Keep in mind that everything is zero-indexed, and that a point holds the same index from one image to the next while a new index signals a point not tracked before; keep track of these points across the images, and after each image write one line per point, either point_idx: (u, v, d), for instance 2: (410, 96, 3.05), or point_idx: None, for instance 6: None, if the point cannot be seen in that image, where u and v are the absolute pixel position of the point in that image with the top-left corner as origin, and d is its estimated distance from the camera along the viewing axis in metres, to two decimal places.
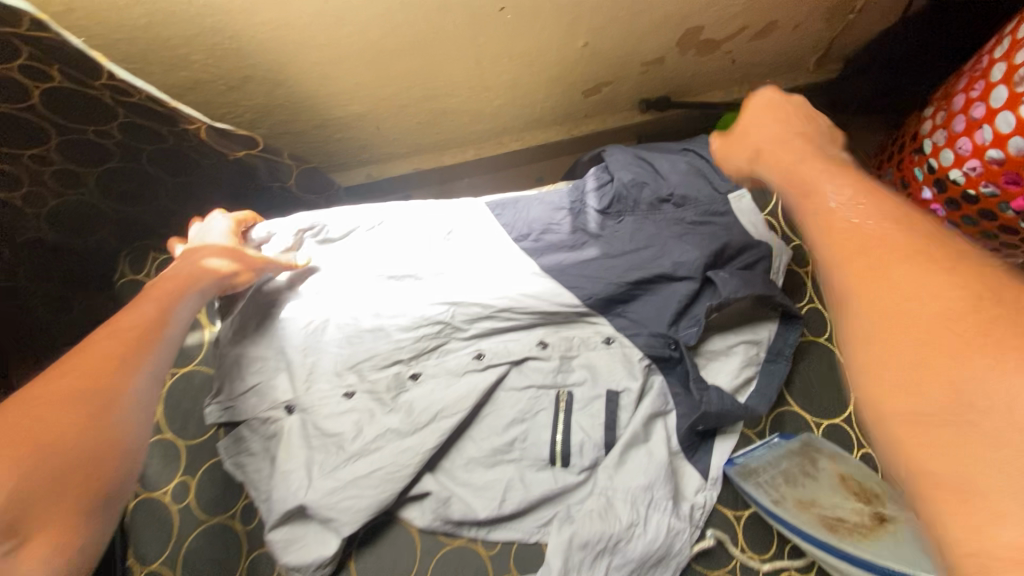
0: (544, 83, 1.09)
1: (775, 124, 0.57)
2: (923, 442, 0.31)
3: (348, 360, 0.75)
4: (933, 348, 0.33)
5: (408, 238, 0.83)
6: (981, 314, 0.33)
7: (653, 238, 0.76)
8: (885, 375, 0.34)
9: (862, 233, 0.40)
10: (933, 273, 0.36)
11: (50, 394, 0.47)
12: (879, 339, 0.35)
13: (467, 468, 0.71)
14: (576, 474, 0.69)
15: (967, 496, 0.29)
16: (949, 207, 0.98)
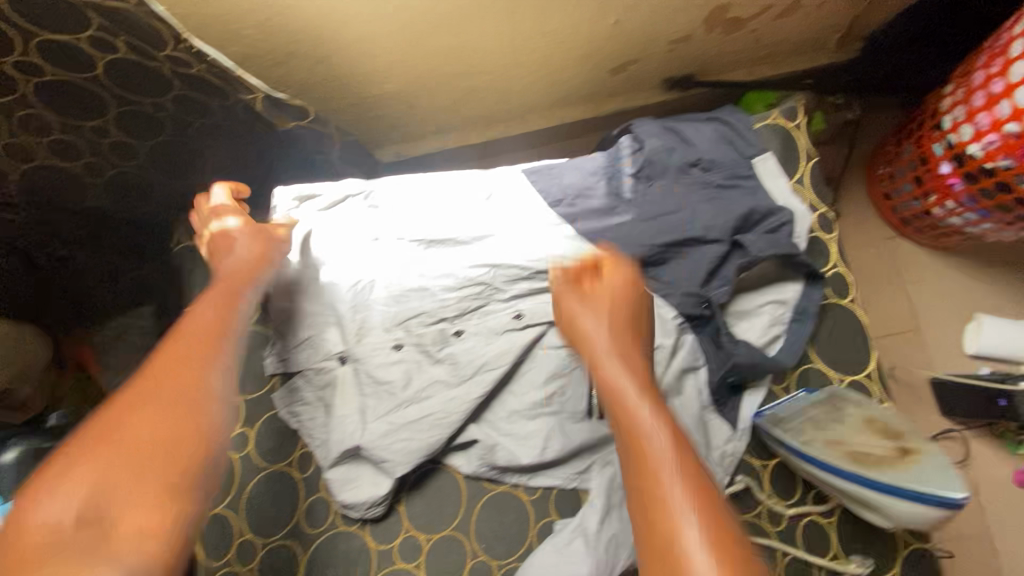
0: (572, 61, 1.12)
1: (612, 280, 0.64)
2: None
3: (395, 316, 0.80)
4: (681, 535, 0.42)
5: (448, 201, 0.86)
6: (712, 509, 0.44)
7: (682, 202, 0.79)
8: (654, 555, 0.43)
9: (647, 441, 0.49)
10: (689, 478, 0.46)
11: (138, 399, 0.52)
12: (658, 507, 0.45)
13: (510, 420, 0.76)
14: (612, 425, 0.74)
15: None
16: (966, 180, 1.02)
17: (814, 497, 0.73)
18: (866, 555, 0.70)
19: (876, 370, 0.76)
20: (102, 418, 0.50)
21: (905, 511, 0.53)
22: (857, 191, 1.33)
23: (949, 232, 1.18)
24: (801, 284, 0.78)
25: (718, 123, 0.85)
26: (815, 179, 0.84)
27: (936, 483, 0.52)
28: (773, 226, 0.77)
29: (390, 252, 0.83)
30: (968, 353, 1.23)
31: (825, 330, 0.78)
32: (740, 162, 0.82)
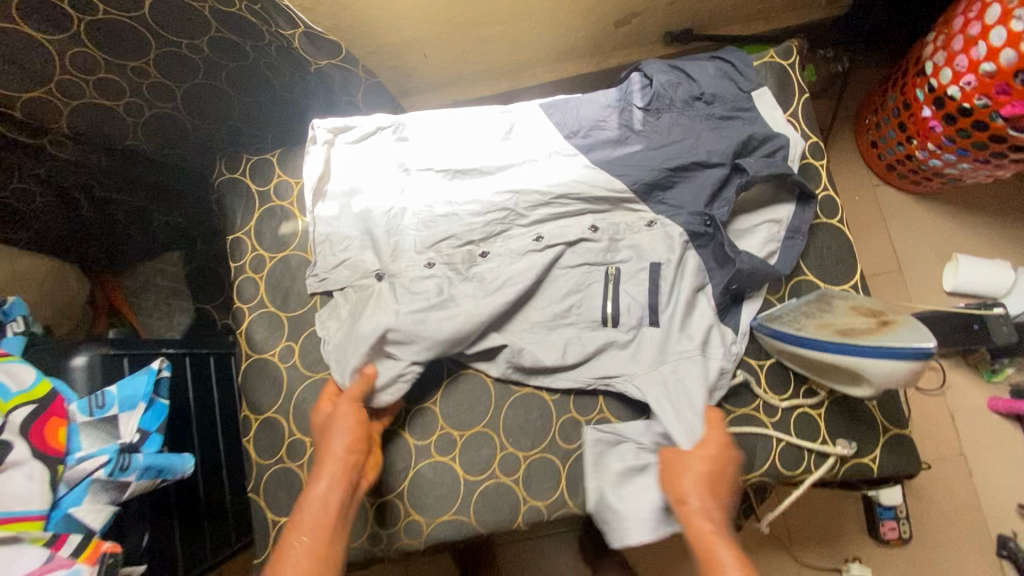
0: (580, 13, 1.18)
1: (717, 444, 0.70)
2: None
3: (426, 240, 0.87)
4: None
5: (471, 132, 0.91)
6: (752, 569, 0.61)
7: (688, 131, 0.86)
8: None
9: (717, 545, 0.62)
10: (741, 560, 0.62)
11: (317, 496, 0.69)
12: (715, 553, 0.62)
13: (532, 329, 0.84)
14: (626, 331, 0.81)
15: None
16: (946, 122, 1.10)
17: (806, 391, 0.82)
18: (853, 439, 0.79)
19: (859, 280, 0.85)
20: (296, 519, 0.67)
21: (883, 369, 0.62)
22: (845, 141, 1.41)
23: (931, 175, 1.26)
24: (793, 205, 0.85)
25: (719, 61, 0.91)
26: (807, 112, 0.91)
27: (908, 340, 0.60)
28: (768, 151, 0.85)
29: (419, 184, 0.90)
30: (944, 290, 1.33)
31: (816, 246, 0.87)
32: (740, 95, 0.88)
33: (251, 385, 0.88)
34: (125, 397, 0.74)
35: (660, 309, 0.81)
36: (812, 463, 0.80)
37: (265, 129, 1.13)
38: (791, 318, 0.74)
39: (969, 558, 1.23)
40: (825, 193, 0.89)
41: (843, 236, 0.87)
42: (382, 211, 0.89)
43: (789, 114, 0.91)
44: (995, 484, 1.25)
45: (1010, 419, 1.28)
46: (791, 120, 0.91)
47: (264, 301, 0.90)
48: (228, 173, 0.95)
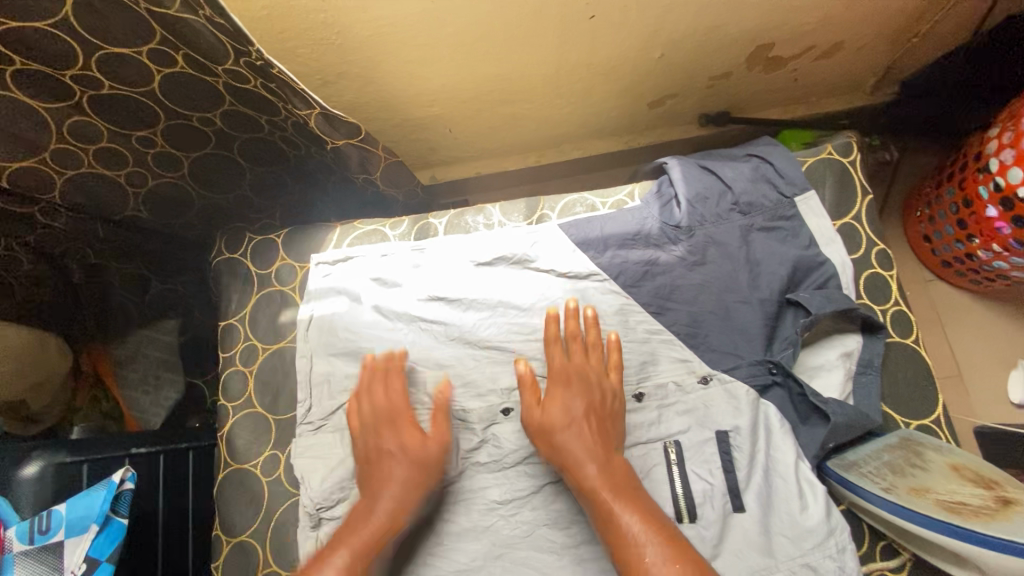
0: (616, 93, 1.13)
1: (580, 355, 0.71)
2: (591, 476, 0.61)
3: (438, 387, 0.76)
4: (580, 459, 0.63)
5: (498, 243, 0.81)
6: (602, 437, 0.65)
7: (729, 255, 0.77)
8: (575, 449, 0.63)
9: (562, 433, 0.65)
10: (596, 436, 0.64)
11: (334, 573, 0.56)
12: (563, 443, 0.64)
13: (575, 527, 0.70)
14: (706, 528, 0.65)
15: (587, 478, 0.61)
16: (1015, 224, 1.00)
17: (884, 552, 0.68)
18: None
19: (942, 415, 0.72)
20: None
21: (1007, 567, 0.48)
22: (894, 232, 1.31)
23: (993, 277, 1.15)
24: (859, 335, 0.73)
25: (757, 160, 0.82)
26: (872, 215, 0.80)
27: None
28: (818, 282, 0.75)
29: (427, 309, 0.79)
30: (1010, 401, 1.20)
31: (888, 370, 0.74)
32: (781, 201, 0.79)
33: (227, 502, 0.76)
34: (74, 518, 0.65)
35: (742, 490, 0.66)
36: None
37: (274, 198, 1.06)
38: (872, 472, 0.61)
39: None
40: (895, 308, 0.76)
41: (919, 360, 0.75)
42: (381, 339, 0.77)
43: (849, 218, 0.80)
44: None
45: None
46: (852, 223, 0.80)
47: (251, 400, 0.79)
48: (227, 254, 0.86)
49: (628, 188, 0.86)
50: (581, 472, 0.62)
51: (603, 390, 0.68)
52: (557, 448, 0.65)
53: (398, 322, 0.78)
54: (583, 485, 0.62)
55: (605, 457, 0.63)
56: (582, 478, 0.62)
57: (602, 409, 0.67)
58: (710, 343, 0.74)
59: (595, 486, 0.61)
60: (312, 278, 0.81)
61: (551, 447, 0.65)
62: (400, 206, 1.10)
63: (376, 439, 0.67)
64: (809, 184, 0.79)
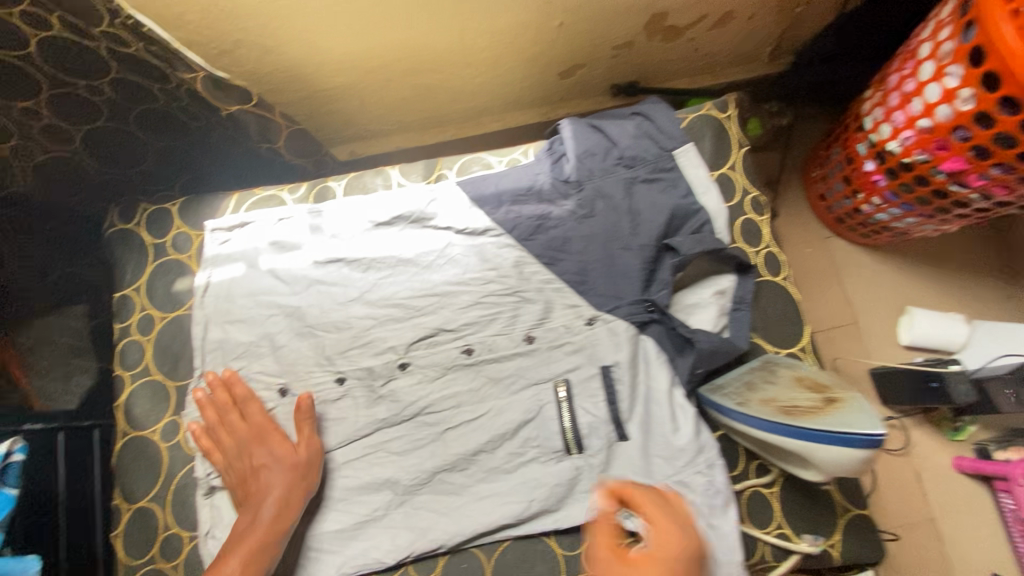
0: (523, 63, 1.16)
1: (660, 527, 0.54)
2: None
3: (337, 346, 0.78)
4: None
5: (397, 203, 0.82)
6: None
7: (614, 207, 0.82)
8: None
9: None
10: None
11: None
12: None
13: (474, 468, 0.73)
14: (593, 455, 0.72)
15: None
16: (889, 176, 1.09)
17: (757, 469, 0.74)
18: (818, 535, 0.70)
19: (807, 343, 0.79)
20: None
21: (827, 449, 0.56)
22: (795, 193, 1.40)
23: (879, 229, 1.25)
24: (733, 275, 0.79)
25: (640, 118, 0.87)
26: (746, 166, 0.86)
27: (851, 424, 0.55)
28: (695, 226, 0.81)
29: (326, 272, 0.80)
30: (901, 344, 1.30)
31: (760, 305, 0.81)
32: (662, 154, 0.84)
33: (127, 468, 0.77)
34: None
35: (625, 420, 0.73)
36: (768, 553, 0.71)
37: (184, 176, 1.02)
38: (732, 391, 0.67)
39: None
40: (766, 251, 0.83)
41: (788, 296, 0.81)
42: (279, 304, 0.79)
43: (724, 170, 0.86)
44: (966, 552, 1.20)
45: (978, 480, 1.23)
46: (728, 174, 0.86)
47: (150, 368, 0.80)
48: (120, 224, 0.86)
49: (523, 147, 0.90)
50: None
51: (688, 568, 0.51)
52: None
53: (295, 287, 0.80)
54: None
55: None
56: None
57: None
58: (595, 288, 0.80)
59: None
60: (207, 245, 0.82)
61: None
62: (313, 175, 1.12)
63: (249, 459, 0.71)
64: (687, 138, 0.85)
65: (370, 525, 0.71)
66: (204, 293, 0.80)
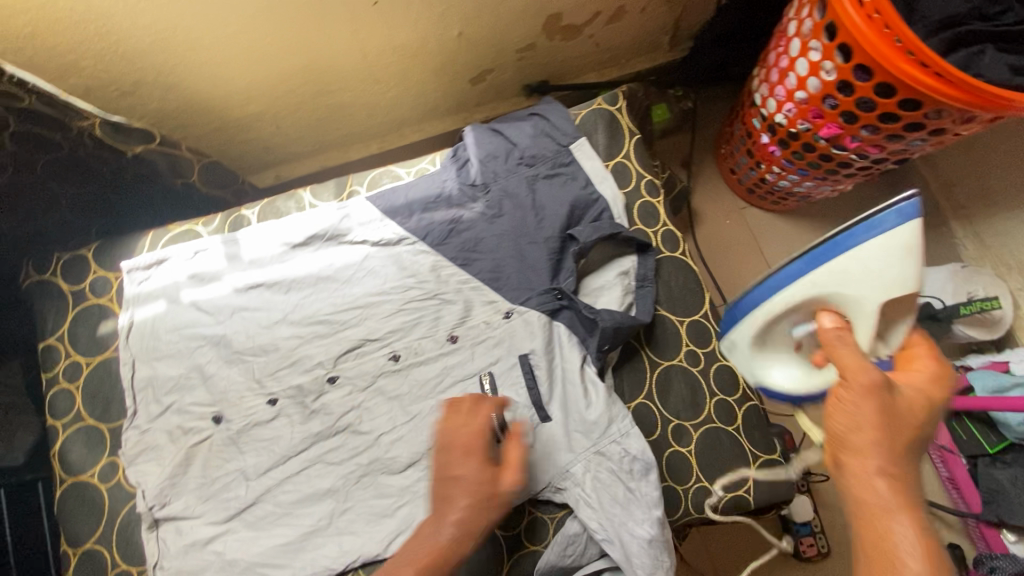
0: (432, 73, 1.19)
1: (918, 371, 0.59)
2: (873, 492, 0.51)
3: (267, 369, 0.81)
4: (855, 456, 0.53)
5: (310, 223, 0.85)
6: (897, 451, 0.53)
7: (519, 204, 0.87)
8: (853, 437, 0.53)
9: (856, 426, 0.53)
10: (888, 449, 0.52)
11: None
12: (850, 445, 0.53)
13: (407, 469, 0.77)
14: None
15: (861, 463, 0.53)
16: (782, 146, 1.17)
17: (672, 431, 0.81)
18: (732, 483, 0.79)
19: (708, 309, 0.87)
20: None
21: (872, 241, 0.61)
22: (710, 171, 1.48)
23: (784, 195, 1.33)
24: (635, 256, 0.87)
25: (537, 118, 0.92)
26: (639, 153, 0.93)
27: (897, 231, 0.60)
28: (595, 215, 0.87)
29: (248, 298, 0.83)
30: None
31: (663, 280, 0.88)
32: (560, 150, 0.90)
33: (69, 515, 0.78)
34: None
35: (545, 403, 0.79)
36: (691, 506, 0.79)
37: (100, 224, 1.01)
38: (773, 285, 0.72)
39: None
40: (663, 229, 0.90)
41: (687, 268, 0.89)
42: (204, 335, 0.81)
43: (620, 158, 0.92)
44: None
45: None
46: (623, 162, 0.92)
47: (81, 414, 0.82)
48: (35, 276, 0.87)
49: (430, 157, 0.93)
50: (857, 480, 0.52)
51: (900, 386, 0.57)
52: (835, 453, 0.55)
53: (219, 317, 0.82)
54: (846, 486, 0.54)
55: (886, 471, 0.52)
56: (853, 490, 0.53)
57: (909, 417, 0.55)
58: (509, 283, 0.85)
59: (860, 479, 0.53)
60: (125, 286, 0.83)
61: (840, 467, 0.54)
62: (231, 204, 1.12)
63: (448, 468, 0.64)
64: (580, 132, 0.91)
65: (316, 536, 0.74)
66: (131, 329, 0.82)
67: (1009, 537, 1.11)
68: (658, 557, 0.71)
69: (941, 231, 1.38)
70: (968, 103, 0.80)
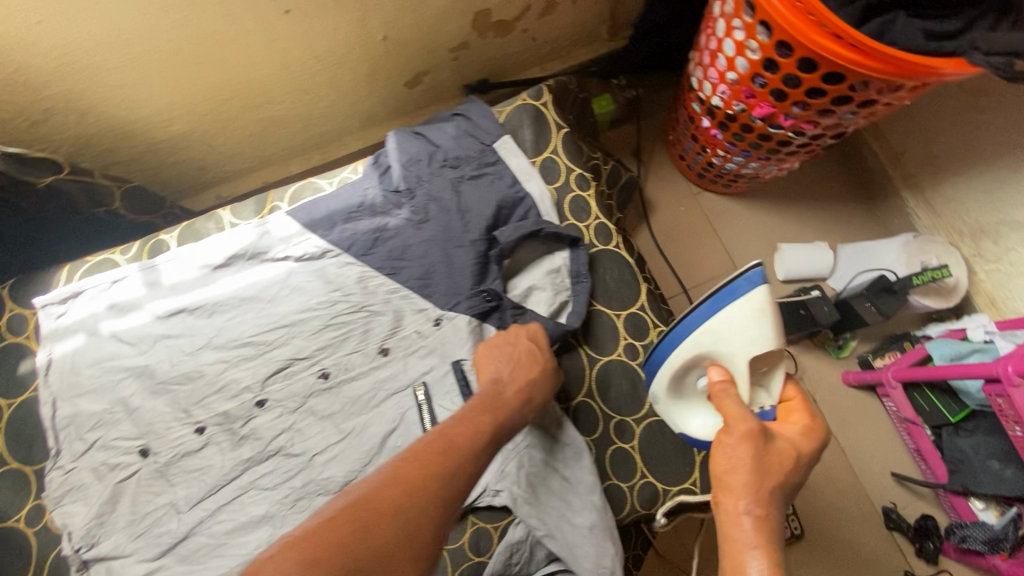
0: (364, 79, 1.16)
1: (794, 432, 0.66)
2: (740, 528, 0.56)
3: (193, 396, 0.78)
4: (729, 493, 0.59)
5: (229, 241, 0.83)
6: (765, 494, 0.59)
7: (445, 207, 0.85)
8: (729, 478, 0.59)
9: (732, 467, 0.60)
10: (758, 492, 0.58)
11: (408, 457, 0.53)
12: (726, 484, 0.59)
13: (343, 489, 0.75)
14: None
15: (732, 497, 0.58)
16: (722, 128, 1.16)
17: (615, 429, 0.81)
18: (676, 479, 0.79)
19: (644, 300, 0.87)
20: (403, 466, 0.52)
21: (733, 307, 0.68)
22: (661, 158, 1.46)
23: (733, 177, 1.32)
24: (567, 251, 0.87)
25: (460, 118, 0.91)
26: (567, 146, 0.91)
27: (750, 296, 0.67)
28: (521, 214, 0.87)
29: (170, 325, 0.80)
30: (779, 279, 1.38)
31: (599, 274, 0.88)
32: (484, 150, 0.88)
33: None
34: None
35: None
36: (637, 503, 0.78)
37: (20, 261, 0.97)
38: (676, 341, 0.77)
39: (867, 540, 1.23)
40: (595, 222, 0.89)
41: (623, 261, 0.89)
42: (126, 367, 0.79)
43: (548, 153, 0.91)
44: (868, 458, 1.29)
45: (866, 390, 1.33)
46: (551, 157, 0.91)
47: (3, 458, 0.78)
48: None
49: (353, 165, 0.91)
50: (726, 516, 0.58)
51: (778, 441, 0.64)
52: (715, 494, 0.61)
53: (141, 346, 0.79)
54: (720, 522, 0.59)
55: (752, 512, 0.57)
56: (722, 524, 0.58)
57: (782, 467, 0.61)
58: (438, 290, 0.84)
59: (727, 513, 0.58)
60: (42, 322, 0.80)
61: (715, 504, 0.60)
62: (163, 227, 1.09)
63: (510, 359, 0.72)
64: (503, 129, 0.89)
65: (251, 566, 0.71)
66: (49, 366, 0.79)
67: (977, 504, 1.12)
68: (600, 545, 0.72)
69: (895, 202, 1.37)
70: (887, 72, 0.78)
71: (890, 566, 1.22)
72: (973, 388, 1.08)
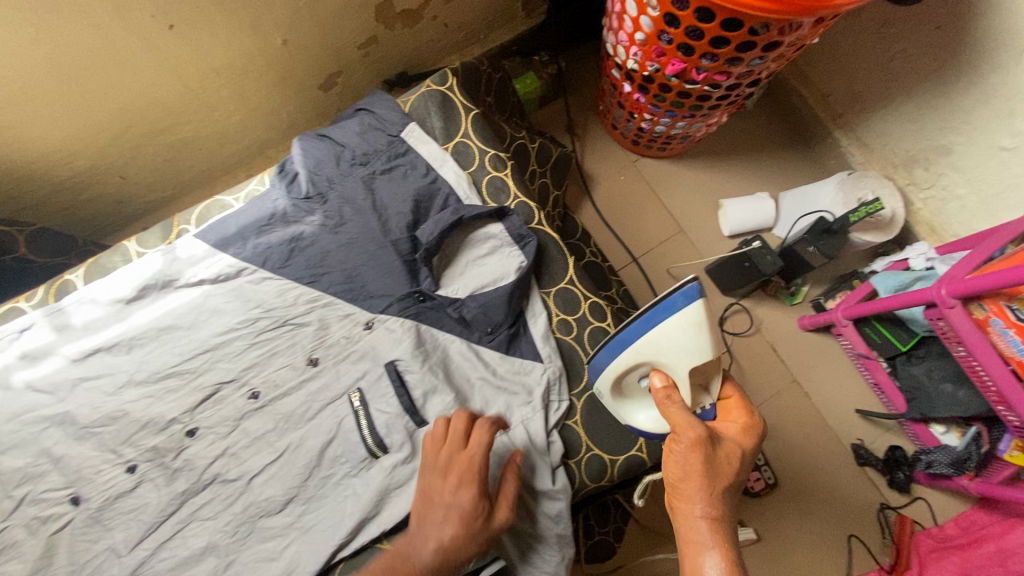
0: (273, 87, 1.13)
1: (737, 425, 0.70)
2: (695, 533, 0.62)
3: (119, 436, 0.75)
4: (684, 501, 0.64)
5: (137, 272, 0.79)
6: (716, 497, 0.63)
7: (359, 207, 0.83)
8: (683, 487, 0.64)
9: (684, 474, 0.64)
10: (710, 497, 0.63)
11: None
12: (681, 493, 0.64)
13: (288, 507, 0.73)
14: (399, 452, 0.74)
15: (687, 506, 0.63)
16: (643, 91, 1.14)
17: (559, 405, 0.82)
18: (622, 449, 0.80)
19: (573, 274, 0.87)
20: None
21: (672, 319, 0.67)
22: (595, 130, 1.45)
23: (665, 140, 1.31)
24: (499, 221, 0.85)
25: (363, 113, 0.88)
26: (478, 129, 0.89)
27: (688, 309, 0.66)
28: (440, 204, 0.85)
29: (87, 368, 0.77)
30: (726, 235, 1.38)
31: None
32: (393, 141, 0.86)
33: None
34: None
35: (419, 407, 0.77)
36: (584, 477, 0.79)
37: None
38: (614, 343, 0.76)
39: (841, 480, 1.25)
40: (516, 202, 0.88)
41: (549, 238, 0.88)
42: (45, 416, 0.75)
43: (459, 138, 0.89)
44: (832, 399, 1.30)
45: (824, 333, 1.34)
46: (464, 141, 0.89)
47: None
48: None
49: (259, 177, 0.88)
50: (684, 523, 0.63)
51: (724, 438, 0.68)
52: (672, 496, 0.66)
53: (59, 393, 0.76)
54: (680, 526, 0.64)
55: (706, 519, 0.62)
56: (680, 528, 0.63)
57: (729, 465, 0.65)
58: (362, 293, 0.83)
59: (685, 520, 0.63)
60: None
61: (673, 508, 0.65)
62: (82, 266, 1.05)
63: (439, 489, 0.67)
64: (409, 117, 0.88)
65: None
66: None
67: (938, 429, 1.14)
68: (545, 550, 0.73)
69: (828, 142, 1.37)
70: (780, 11, 0.77)
71: (865, 501, 1.23)
72: (919, 316, 1.07)
